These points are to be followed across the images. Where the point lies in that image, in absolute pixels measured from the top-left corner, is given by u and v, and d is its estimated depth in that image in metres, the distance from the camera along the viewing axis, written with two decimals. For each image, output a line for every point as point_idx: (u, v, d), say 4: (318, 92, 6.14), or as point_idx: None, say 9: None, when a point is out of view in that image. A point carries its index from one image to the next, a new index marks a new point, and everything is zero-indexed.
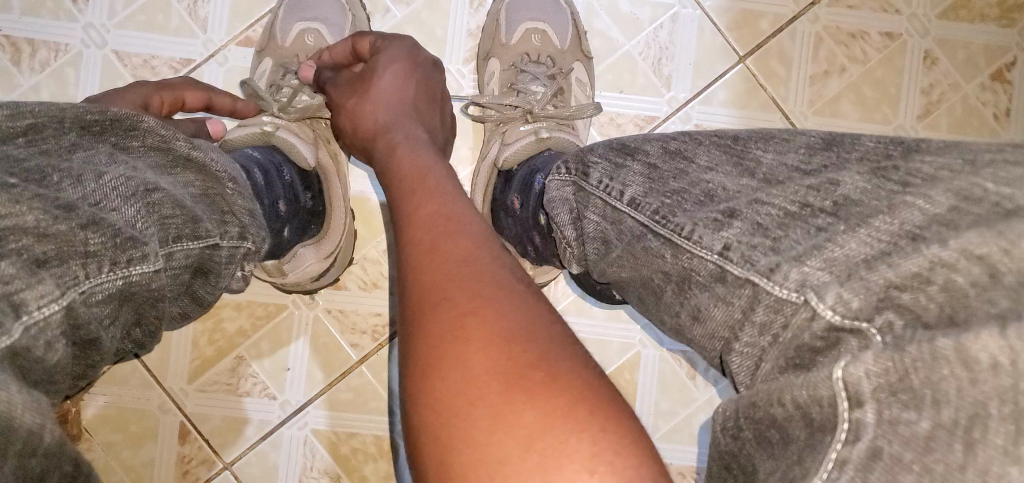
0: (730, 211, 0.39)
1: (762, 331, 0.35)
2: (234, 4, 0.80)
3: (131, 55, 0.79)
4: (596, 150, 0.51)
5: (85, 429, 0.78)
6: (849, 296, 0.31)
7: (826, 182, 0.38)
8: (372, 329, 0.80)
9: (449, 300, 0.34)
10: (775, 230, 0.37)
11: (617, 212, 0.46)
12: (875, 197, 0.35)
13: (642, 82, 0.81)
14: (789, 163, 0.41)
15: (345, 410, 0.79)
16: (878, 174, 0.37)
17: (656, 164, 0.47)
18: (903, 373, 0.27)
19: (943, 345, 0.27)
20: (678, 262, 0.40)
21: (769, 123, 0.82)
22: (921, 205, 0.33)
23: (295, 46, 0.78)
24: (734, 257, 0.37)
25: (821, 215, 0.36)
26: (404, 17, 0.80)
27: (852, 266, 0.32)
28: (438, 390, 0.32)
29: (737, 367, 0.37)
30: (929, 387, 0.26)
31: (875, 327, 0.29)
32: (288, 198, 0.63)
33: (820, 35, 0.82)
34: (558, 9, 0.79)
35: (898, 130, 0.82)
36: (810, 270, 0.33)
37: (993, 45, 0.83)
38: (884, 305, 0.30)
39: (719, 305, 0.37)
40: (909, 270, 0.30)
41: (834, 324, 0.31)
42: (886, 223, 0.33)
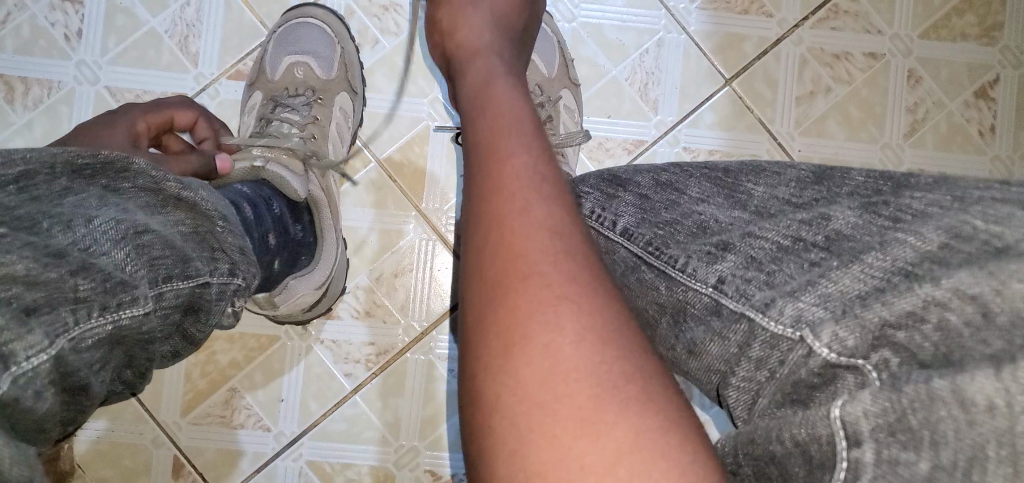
0: (724, 244, 0.40)
1: (758, 366, 0.35)
2: (224, 39, 0.81)
3: (123, 90, 0.80)
4: (588, 180, 0.51)
5: (78, 465, 0.78)
6: (845, 334, 0.31)
7: (818, 217, 0.39)
8: (366, 358, 0.80)
9: (544, 281, 0.34)
10: (769, 265, 0.37)
11: (610, 241, 0.46)
12: (866, 232, 0.36)
13: (629, 106, 0.82)
14: (780, 196, 0.42)
15: (339, 441, 0.79)
16: (870, 209, 0.38)
17: (648, 194, 0.48)
18: (902, 413, 0.27)
19: (939, 386, 0.27)
20: (673, 293, 0.41)
21: (756, 145, 0.82)
22: (913, 242, 0.33)
23: (283, 79, 0.78)
24: (730, 291, 0.38)
25: (813, 249, 0.37)
26: (393, 48, 0.82)
27: (846, 303, 0.32)
28: (524, 370, 0.32)
29: (735, 401, 0.37)
30: (928, 427, 0.27)
31: (871, 363, 0.30)
32: (278, 231, 0.63)
33: (805, 57, 0.83)
34: (546, 36, 0.80)
35: (885, 149, 0.83)
36: (806, 306, 0.34)
37: (975, 63, 0.84)
38: (879, 343, 0.30)
39: (716, 340, 0.38)
40: (903, 308, 0.30)
41: (830, 361, 0.31)
42: (879, 259, 0.34)
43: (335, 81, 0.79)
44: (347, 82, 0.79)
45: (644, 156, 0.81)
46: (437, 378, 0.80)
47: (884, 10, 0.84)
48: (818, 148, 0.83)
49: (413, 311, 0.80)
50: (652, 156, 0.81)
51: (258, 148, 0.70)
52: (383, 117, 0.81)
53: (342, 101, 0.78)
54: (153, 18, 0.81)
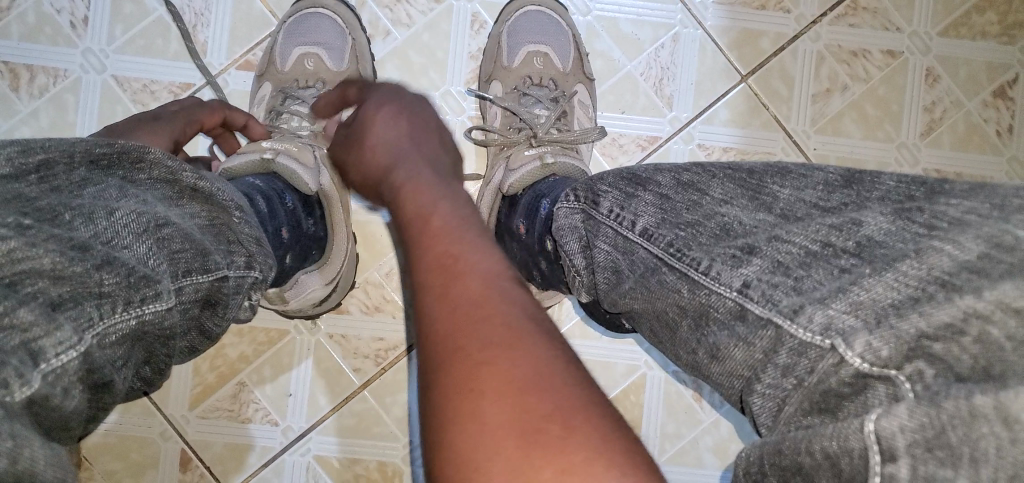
0: (749, 248, 0.39)
1: (784, 373, 0.34)
2: (233, 28, 0.80)
3: (130, 79, 0.79)
4: (606, 177, 0.50)
5: (85, 458, 0.78)
6: (879, 345, 0.30)
7: (849, 222, 0.38)
8: (375, 353, 0.79)
9: (457, 344, 0.30)
10: (797, 270, 0.37)
11: (629, 242, 0.45)
12: (900, 239, 0.35)
13: (643, 102, 0.81)
14: (808, 200, 0.41)
15: (347, 436, 0.79)
16: (903, 216, 0.37)
17: (669, 194, 0.46)
18: (940, 429, 0.27)
19: (981, 402, 0.27)
20: (695, 297, 0.40)
21: (771, 143, 0.81)
22: (950, 251, 0.33)
23: (294, 70, 0.78)
24: (755, 296, 0.37)
25: (844, 255, 0.36)
26: (405, 39, 0.80)
27: (879, 313, 0.32)
28: (448, 445, 0.28)
29: (759, 408, 0.36)
30: (967, 445, 0.26)
31: (903, 374, 0.29)
32: (291, 224, 0.62)
33: (822, 54, 0.82)
34: (560, 30, 0.80)
35: (901, 148, 0.82)
36: (836, 314, 0.33)
37: (994, 62, 0.83)
38: (913, 354, 0.30)
39: (739, 345, 0.37)
40: (941, 320, 0.30)
41: (861, 372, 0.31)
42: (914, 269, 0.33)
43: (345, 72, 0.78)
44: (358, 74, 0.78)
45: (659, 154, 0.80)
46: None
47: (903, 8, 0.82)
48: (833, 147, 0.82)
49: None
50: (666, 153, 0.81)
51: (270, 141, 0.68)
52: None
53: None
54: (162, 6, 0.80)
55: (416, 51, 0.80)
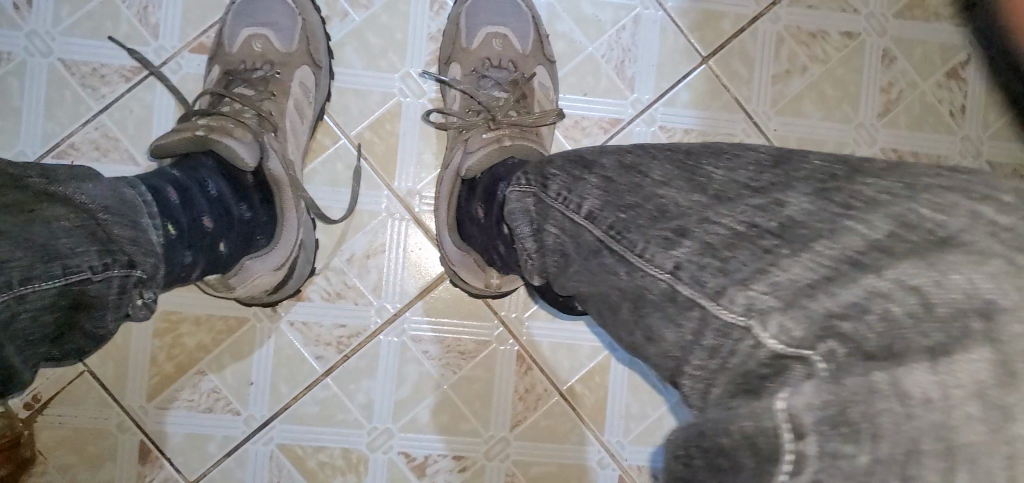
0: (681, 231, 0.38)
1: (711, 355, 0.35)
2: (186, 11, 0.78)
3: (79, 63, 0.77)
4: (554, 163, 0.49)
5: (40, 452, 0.76)
6: (792, 325, 0.31)
7: (773, 203, 0.36)
8: (337, 340, 0.78)
9: None
10: (724, 251, 0.36)
11: (576, 224, 0.44)
12: (819, 219, 0.34)
13: (605, 84, 0.80)
14: (739, 180, 0.39)
15: (313, 424, 0.78)
16: (825, 195, 0.35)
17: (612, 177, 0.44)
18: (840, 407, 0.28)
19: (878, 378, 0.28)
20: (632, 280, 0.40)
21: (731, 124, 0.82)
22: (861, 231, 0.33)
23: (241, 52, 0.75)
24: (687, 278, 0.36)
25: (768, 236, 0.35)
26: (363, 21, 0.79)
27: (796, 292, 0.32)
28: None
29: (688, 390, 0.37)
30: (867, 421, 0.27)
31: (818, 354, 0.30)
32: (215, 213, 0.60)
33: (782, 35, 0.83)
34: (519, 11, 0.79)
35: (858, 128, 0.83)
36: (757, 295, 0.33)
37: (947, 44, 0.84)
38: (827, 334, 0.30)
39: (671, 327, 0.37)
40: (847, 299, 0.30)
41: (776, 352, 0.31)
42: (829, 248, 0.33)
43: (295, 53, 0.76)
44: (309, 55, 0.76)
45: (620, 135, 0.80)
46: (410, 361, 0.79)
47: None
48: (792, 127, 0.83)
49: (386, 292, 0.79)
50: (628, 135, 0.81)
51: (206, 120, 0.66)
52: (352, 93, 0.79)
53: (303, 74, 0.75)
54: None
55: (374, 33, 0.79)
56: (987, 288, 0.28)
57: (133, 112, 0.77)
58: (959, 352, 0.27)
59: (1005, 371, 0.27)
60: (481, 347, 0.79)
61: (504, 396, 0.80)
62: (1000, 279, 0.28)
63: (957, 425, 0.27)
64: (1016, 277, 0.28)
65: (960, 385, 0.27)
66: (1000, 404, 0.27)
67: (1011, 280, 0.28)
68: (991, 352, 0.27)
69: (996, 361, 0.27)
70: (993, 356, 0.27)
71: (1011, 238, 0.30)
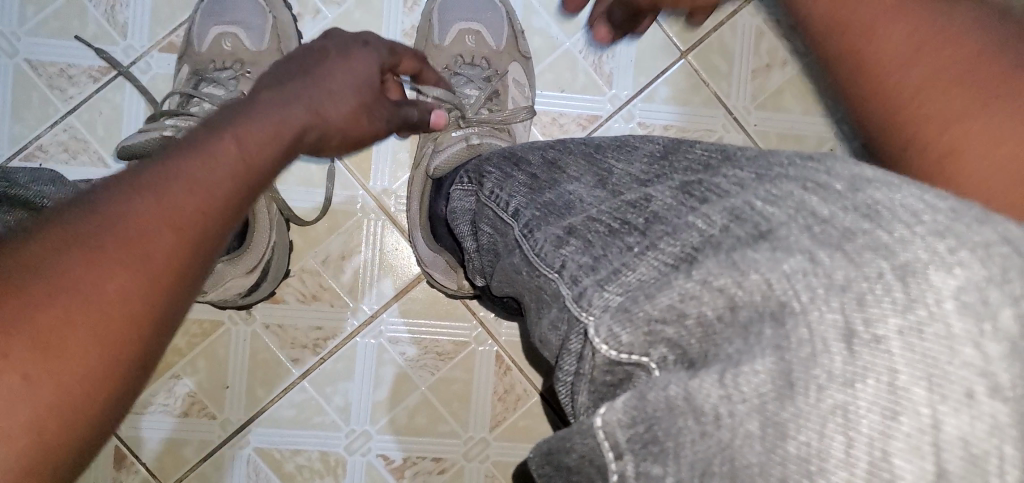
0: (569, 228, 0.38)
1: (575, 361, 0.33)
2: (154, 9, 0.76)
3: (46, 64, 0.75)
4: (491, 160, 0.53)
5: None
6: (619, 330, 0.30)
7: (642, 198, 0.36)
8: (313, 342, 0.77)
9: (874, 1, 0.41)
10: (597, 249, 0.35)
11: (502, 222, 0.46)
12: (675, 213, 0.33)
13: (583, 81, 0.79)
14: (632, 174, 0.40)
15: (289, 427, 0.77)
16: (686, 189, 0.35)
17: (537, 174, 0.47)
18: (647, 424, 0.27)
19: (675, 394, 0.27)
20: (531, 279, 0.40)
21: (710, 119, 0.81)
22: (699, 227, 0.31)
23: (212, 51, 0.74)
24: (566, 277, 0.36)
25: (633, 232, 0.34)
26: (336, 18, 0.77)
27: (641, 289, 0.31)
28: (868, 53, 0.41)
29: (564, 394, 0.36)
30: (671, 439, 0.26)
31: (653, 360, 0.29)
32: None
33: (761, 28, 0.81)
34: (494, 7, 0.77)
35: (840, 123, 0.82)
36: (609, 297, 0.32)
37: None
38: (654, 340, 0.29)
39: (552, 329, 0.36)
40: (665, 303, 0.29)
41: (612, 359, 0.31)
42: (669, 244, 0.32)
43: (266, 52, 0.74)
44: (280, 53, 0.75)
45: (599, 132, 0.79)
46: (387, 362, 0.78)
47: None
48: (773, 122, 0.82)
49: (364, 295, 0.78)
50: (606, 132, 0.80)
51: (172, 120, 0.66)
52: None
53: None
54: None
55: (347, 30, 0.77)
56: (780, 287, 0.26)
57: (102, 114, 0.76)
58: (746, 363, 0.25)
59: (786, 383, 0.24)
60: (459, 348, 0.79)
61: (482, 397, 0.79)
62: (791, 278, 0.26)
63: (738, 446, 0.25)
64: (809, 275, 0.26)
65: (744, 399, 0.25)
66: (775, 421, 0.24)
67: (803, 279, 0.26)
68: (772, 362, 0.25)
69: (775, 374, 0.24)
70: (774, 366, 0.25)
71: (823, 232, 0.27)
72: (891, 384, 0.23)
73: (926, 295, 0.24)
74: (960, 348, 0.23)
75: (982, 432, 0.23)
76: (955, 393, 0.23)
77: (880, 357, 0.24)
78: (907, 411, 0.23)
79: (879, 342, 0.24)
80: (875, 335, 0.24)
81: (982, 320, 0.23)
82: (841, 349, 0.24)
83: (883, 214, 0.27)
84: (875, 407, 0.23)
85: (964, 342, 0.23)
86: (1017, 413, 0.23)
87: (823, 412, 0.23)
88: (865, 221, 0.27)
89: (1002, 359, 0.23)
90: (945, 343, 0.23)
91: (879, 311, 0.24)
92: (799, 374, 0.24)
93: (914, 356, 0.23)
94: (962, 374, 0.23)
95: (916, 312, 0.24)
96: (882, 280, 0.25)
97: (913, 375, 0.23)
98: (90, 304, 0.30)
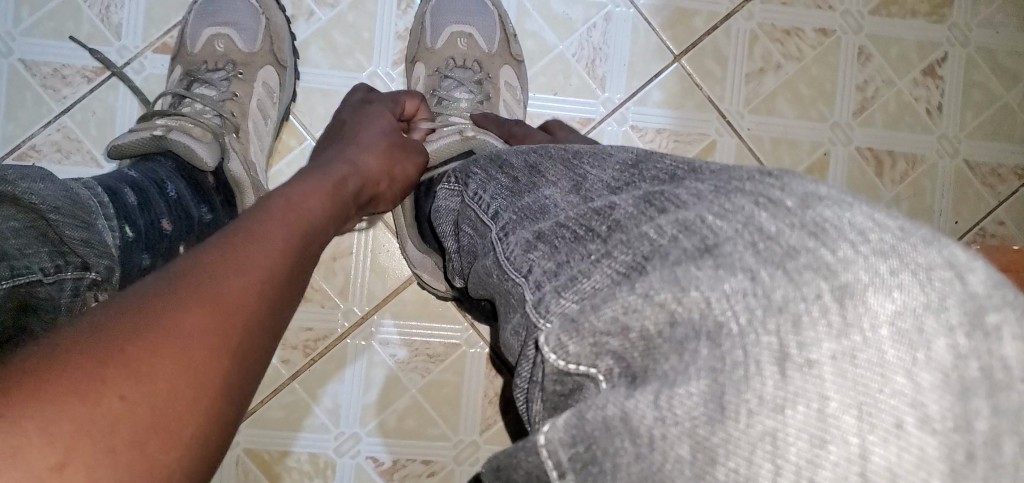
0: (539, 233, 0.38)
1: (529, 367, 0.33)
2: (148, 11, 0.76)
3: (40, 63, 0.75)
4: (477, 162, 0.51)
5: None
6: (566, 340, 0.30)
7: (606, 206, 0.36)
8: (304, 344, 0.77)
9: None
10: (562, 255, 0.35)
11: (484, 226, 0.45)
12: (635, 220, 0.33)
13: (576, 83, 0.79)
14: (605, 180, 0.40)
15: (275, 428, 0.77)
16: (648, 199, 0.35)
17: (518, 177, 0.46)
18: (587, 444, 0.26)
19: (612, 414, 0.26)
20: (501, 282, 0.39)
21: (704, 123, 0.81)
22: (649, 235, 0.31)
23: (204, 52, 0.74)
24: (530, 282, 0.35)
25: (596, 240, 0.34)
26: (329, 21, 0.77)
27: (593, 298, 0.30)
28: None
29: (521, 404, 0.36)
30: (608, 460, 0.26)
31: (601, 372, 0.29)
32: (177, 217, 0.60)
33: (755, 33, 0.81)
34: (484, 11, 0.78)
35: (834, 128, 0.82)
36: (565, 304, 0.32)
37: (924, 41, 0.83)
38: (600, 352, 0.29)
39: (514, 334, 0.37)
40: (608, 315, 0.29)
41: (560, 368, 0.30)
42: (623, 253, 0.32)
43: (258, 53, 0.74)
44: (273, 56, 0.75)
45: (592, 135, 0.79)
46: (378, 364, 0.78)
47: None
48: (767, 127, 0.82)
49: (355, 296, 0.78)
50: (599, 135, 0.79)
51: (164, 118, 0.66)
52: (320, 92, 0.77)
53: (267, 75, 0.74)
54: None
55: (339, 31, 0.77)
56: (718, 308, 0.26)
57: (95, 114, 0.76)
58: (680, 385, 0.25)
59: (717, 407, 0.24)
60: (450, 350, 0.78)
61: (472, 400, 0.79)
62: (730, 298, 0.26)
63: (668, 470, 0.24)
64: (748, 296, 0.26)
65: (676, 423, 0.24)
66: (705, 446, 0.24)
67: (741, 300, 0.26)
68: (705, 384, 0.24)
69: (708, 395, 0.24)
70: (706, 389, 0.24)
71: (766, 249, 0.28)
72: (821, 411, 0.23)
73: (862, 319, 0.25)
74: (892, 377, 0.24)
75: (909, 465, 0.23)
76: (885, 422, 0.23)
77: (812, 382, 0.24)
78: (836, 440, 0.23)
79: (811, 367, 0.24)
80: (807, 358, 0.24)
81: (914, 349, 0.24)
82: (773, 374, 0.24)
83: (830, 231, 0.28)
84: (803, 435, 0.23)
85: (895, 370, 0.24)
86: (945, 447, 0.23)
87: (752, 439, 0.23)
88: (811, 239, 0.28)
89: (933, 390, 0.23)
90: (878, 371, 0.24)
91: (814, 335, 0.25)
92: (731, 398, 0.24)
93: (845, 383, 0.24)
94: (891, 404, 0.23)
95: (851, 337, 0.24)
96: (820, 301, 0.25)
97: (843, 402, 0.23)
98: (188, 374, 0.31)
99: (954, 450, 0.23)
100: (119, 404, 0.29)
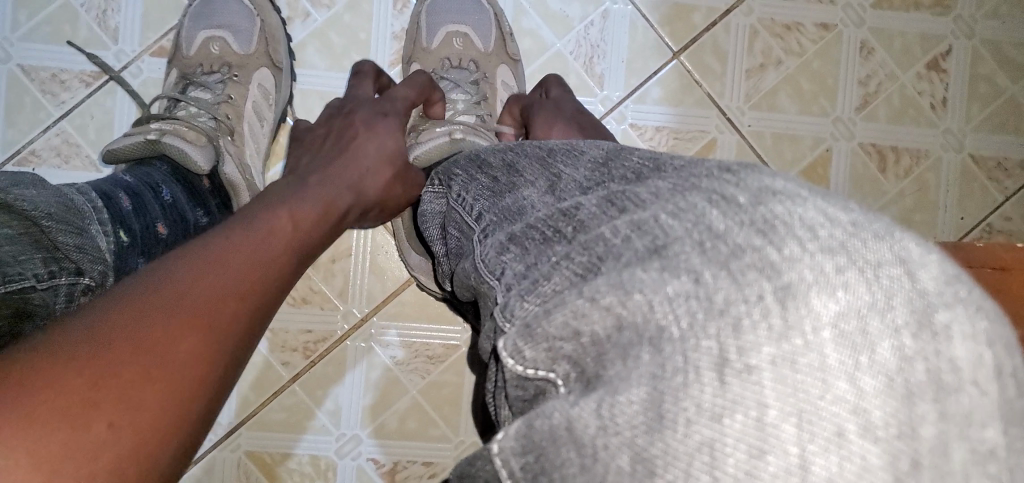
0: (511, 235, 0.37)
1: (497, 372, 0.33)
2: (145, 14, 0.76)
3: (38, 69, 0.76)
4: (458, 163, 0.51)
5: None
6: (523, 346, 0.29)
7: (572, 207, 0.35)
8: (303, 346, 0.77)
9: None
10: (531, 257, 0.34)
11: (470, 230, 0.45)
12: (597, 221, 0.33)
13: (574, 81, 0.78)
14: (578, 179, 0.39)
15: (279, 431, 0.77)
16: (610, 199, 0.34)
17: (498, 178, 0.45)
18: (536, 454, 0.26)
19: (557, 423, 0.25)
20: (478, 284, 0.39)
21: (703, 120, 0.80)
22: (605, 237, 0.31)
23: (199, 54, 0.74)
24: (502, 285, 0.35)
25: (562, 241, 0.33)
26: (325, 21, 0.77)
27: (552, 301, 0.30)
28: None
29: (495, 409, 0.36)
30: (556, 471, 0.25)
31: (559, 377, 0.28)
32: (171, 221, 0.60)
33: (755, 27, 0.80)
34: (482, 10, 0.77)
35: (836, 123, 0.81)
36: (529, 309, 0.31)
37: (928, 34, 0.82)
38: (555, 356, 0.28)
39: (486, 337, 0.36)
40: (558, 320, 0.28)
41: (520, 373, 0.29)
42: (580, 254, 0.31)
43: (252, 55, 0.74)
44: (268, 57, 0.75)
45: None
46: (377, 365, 0.78)
47: None
48: (769, 122, 0.81)
49: (354, 298, 0.78)
50: None
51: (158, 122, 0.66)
52: (317, 94, 0.77)
53: (263, 76, 0.74)
54: None
55: (335, 30, 0.77)
56: (659, 311, 0.26)
57: (94, 118, 0.76)
58: (622, 393, 0.25)
59: (655, 416, 0.24)
60: (450, 351, 0.79)
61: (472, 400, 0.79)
62: (672, 301, 0.26)
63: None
64: (690, 298, 0.26)
65: (617, 432, 0.24)
66: (644, 457, 0.23)
67: (683, 304, 0.25)
68: (645, 392, 0.24)
69: (647, 404, 0.24)
70: (646, 396, 0.24)
71: (712, 248, 0.27)
72: (760, 420, 0.23)
73: (803, 322, 0.24)
74: (833, 382, 0.23)
75: (852, 475, 0.22)
76: (826, 431, 0.23)
77: (749, 389, 0.23)
78: (775, 449, 0.23)
79: (750, 373, 0.24)
80: (746, 364, 0.24)
81: (857, 352, 0.24)
82: (711, 380, 0.24)
83: (778, 229, 0.27)
84: (740, 445, 0.23)
85: (838, 375, 0.23)
86: (888, 456, 0.22)
87: (689, 449, 0.23)
88: (757, 237, 0.27)
89: (876, 395, 0.23)
90: (818, 377, 0.23)
91: (753, 339, 0.24)
92: (669, 406, 0.24)
93: (785, 390, 0.23)
94: (833, 411, 0.23)
95: (791, 341, 0.24)
96: (761, 303, 0.25)
97: (783, 411, 0.23)
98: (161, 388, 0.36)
99: (897, 458, 0.22)
100: (108, 424, 0.34)
